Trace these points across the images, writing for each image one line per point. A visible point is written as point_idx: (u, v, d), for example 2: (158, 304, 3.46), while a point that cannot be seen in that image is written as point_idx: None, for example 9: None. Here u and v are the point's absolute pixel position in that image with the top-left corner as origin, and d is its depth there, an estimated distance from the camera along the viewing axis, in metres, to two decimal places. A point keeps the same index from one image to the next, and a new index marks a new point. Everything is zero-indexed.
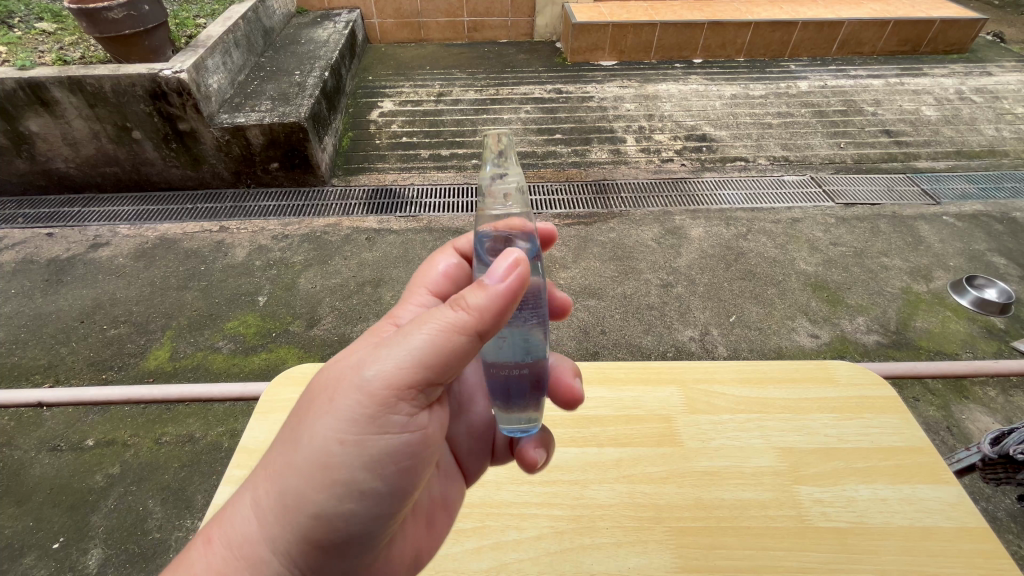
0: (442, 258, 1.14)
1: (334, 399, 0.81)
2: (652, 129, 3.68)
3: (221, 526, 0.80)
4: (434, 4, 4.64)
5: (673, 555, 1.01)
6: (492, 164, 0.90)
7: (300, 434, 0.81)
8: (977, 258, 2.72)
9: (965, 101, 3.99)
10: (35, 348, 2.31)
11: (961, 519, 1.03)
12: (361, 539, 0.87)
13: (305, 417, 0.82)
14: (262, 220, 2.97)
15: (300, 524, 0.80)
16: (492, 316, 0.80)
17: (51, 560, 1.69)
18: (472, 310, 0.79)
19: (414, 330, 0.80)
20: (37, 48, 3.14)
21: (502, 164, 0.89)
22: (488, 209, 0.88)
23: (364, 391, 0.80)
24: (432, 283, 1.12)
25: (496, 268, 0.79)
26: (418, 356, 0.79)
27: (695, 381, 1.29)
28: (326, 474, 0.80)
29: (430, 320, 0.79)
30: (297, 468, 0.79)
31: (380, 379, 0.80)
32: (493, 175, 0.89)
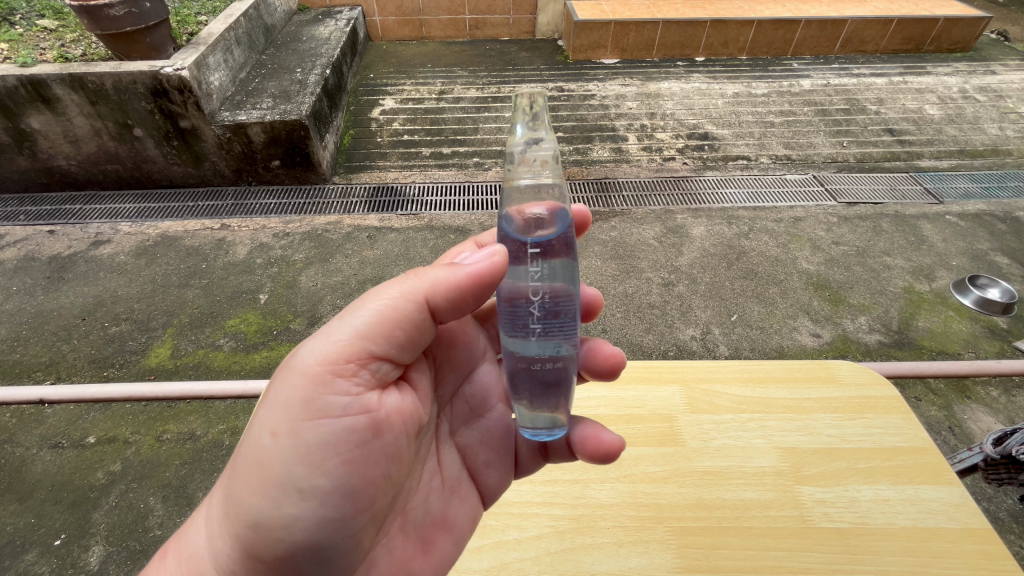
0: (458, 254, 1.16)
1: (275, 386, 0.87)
2: (654, 128, 3.67)
3: (186, 534, 0.87)
4: (435, 2, 4.63)
5: (674, 555, 1.01)
6: (525, 128, 0.91)
7: (247, 434, 0.85)
8: (981, 258, 2.70)
9: (969, 100, 3.97)
10: (36, 345, 2.32)
11: (964, 519, 1.03)
12: (314, 546, 0.84)
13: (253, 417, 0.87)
14: (263, 217, 2.97)
15: (241, 531, 0.81)
16: (432, 283, 0.92)
17: (52, 557, 1.70)
18: (405, 286, 0.90)
19: (357, 307, 0.89)
20: (39, 45, 3.15)
21: (534, 128, 0.91)
22: (519, 176, 0.91)
23: (298, 370, 0.84)
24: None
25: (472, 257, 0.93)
26: (350, 334, 0.86)
27: (697, 380, 1.29)
28: (262, 470, 0.81)
29: (372, 294, 0.90)
30: (239, 469, 0.82)
31: (313, 362, 0.84)
32: (527, 141, 0.91)
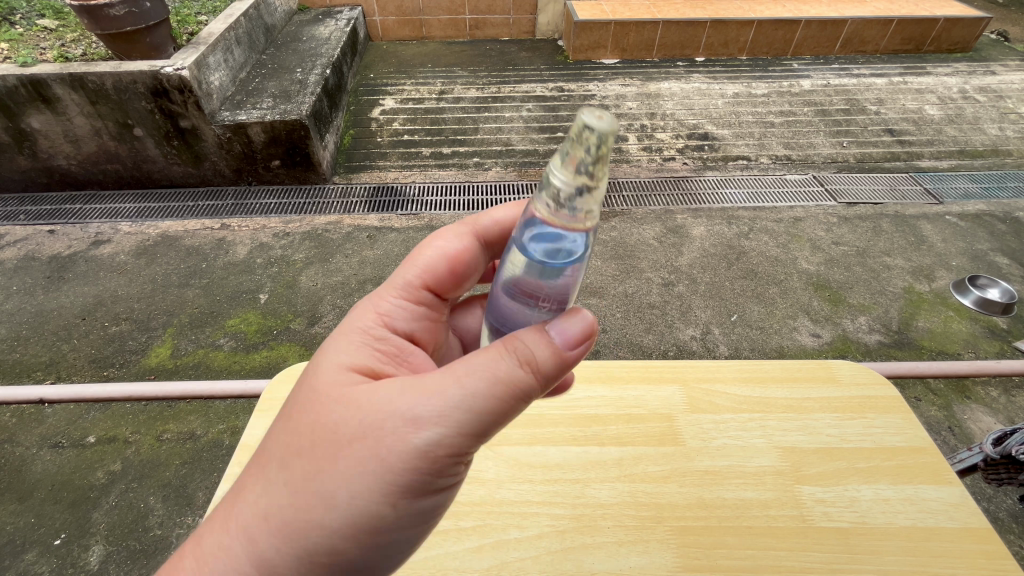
0: (452, 239, 1.02)
1: (375, 458, 0.73)
2: (654, 128, 3.67)
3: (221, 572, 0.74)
4: (436, 2, 4.63)
5: (674, 555, 1.01)
6: (572, 169, 0.70)
7: (319, 489, 0.74)
8: (980, 258, 2.71)
9: (969, 100, 3.97)
10: (37, 345, 2.32)
11: (964, 519, 1.03)
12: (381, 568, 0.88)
13: (325, 469, 0.74)
14: (264, 217, 2.97)
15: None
16: (552, 377, 0.78)
17: (52, 557, 1.70)
18: (534, 377, 0.75)
19: (477, 386, 0.73)
20: (39, 45, 3.15)
21: (584, 175, 0.70)
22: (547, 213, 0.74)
23: (414, 454, 0.73)
24: (433, 278, 1.00)
25: (571, 331, 0.78)
26: (466, 417, 0.74)
27: (697, 380, 1.29)
28: (350, 531, 0.76)
29: (495, 376, 0.74)
30: (314, 526, 0.74)
31: (426, 445, 0.73)
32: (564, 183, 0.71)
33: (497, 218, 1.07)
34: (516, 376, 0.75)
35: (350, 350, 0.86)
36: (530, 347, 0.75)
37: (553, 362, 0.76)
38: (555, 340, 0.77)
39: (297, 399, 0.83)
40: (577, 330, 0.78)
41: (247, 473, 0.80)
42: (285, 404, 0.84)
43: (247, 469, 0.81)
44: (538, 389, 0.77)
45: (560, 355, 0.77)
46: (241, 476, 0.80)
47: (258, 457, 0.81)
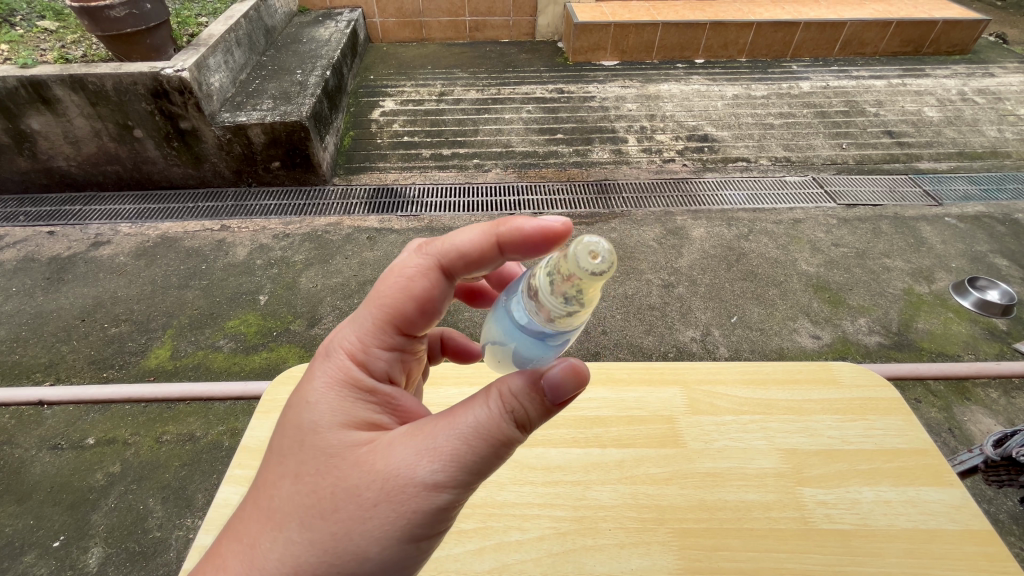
0: (415, 277, 0.89)
1: (397, 518, 0.75)
2: (653, 130, 3.68)
3: None
4: (435, 4, 4.64)
5: (675, 557, 1.01)
6: (566, 296, 0.73)
7: (344, 544, 0.75)
8: (980, 259, 2.71)
9: (968, 102, 3.98)
10: (36, 346, 2.31)
11: (965, 521, 1.03)
12: None
13: (348, 527, 0.75)
14: (263, 218, 2.97)
15: None
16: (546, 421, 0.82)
17: (51, 559, 1.69)
18: (537, 427, 0.79)
19: (484, 449, 0.76)
20: (39, 46, 3.15)
21: (576, 300, 0.73)
22: (538, 319, 0.76)
23: (433, 511, 0.77)
24: (404, 322, 0.90)
25: (560, 385, 0.77)
26: (480, 470, 0.77)
27: (698, 382, 1.28)
28: None
29: (499, 438, 0.76)
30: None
31: (445, 499, 0.76)
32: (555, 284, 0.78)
33: (460, 245, 0.90)
34: (522, 429, 0.78)
35: (346, 405, 0.84)
36: (530, 404, 0.77)
37: (554, 413, 0.79)
38: (553, 395, 0.77)
39: (300, 459, 0.81)
40: (569, 388, 0.77)
41: (256, 537, 0.78)
42: (284, 463, 0.82)
43: (255, 531, 0.78)
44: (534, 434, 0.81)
45: (552, 409, 0.79)
46: (248, 539, 0.78)
47: (265, 518, 0.79)
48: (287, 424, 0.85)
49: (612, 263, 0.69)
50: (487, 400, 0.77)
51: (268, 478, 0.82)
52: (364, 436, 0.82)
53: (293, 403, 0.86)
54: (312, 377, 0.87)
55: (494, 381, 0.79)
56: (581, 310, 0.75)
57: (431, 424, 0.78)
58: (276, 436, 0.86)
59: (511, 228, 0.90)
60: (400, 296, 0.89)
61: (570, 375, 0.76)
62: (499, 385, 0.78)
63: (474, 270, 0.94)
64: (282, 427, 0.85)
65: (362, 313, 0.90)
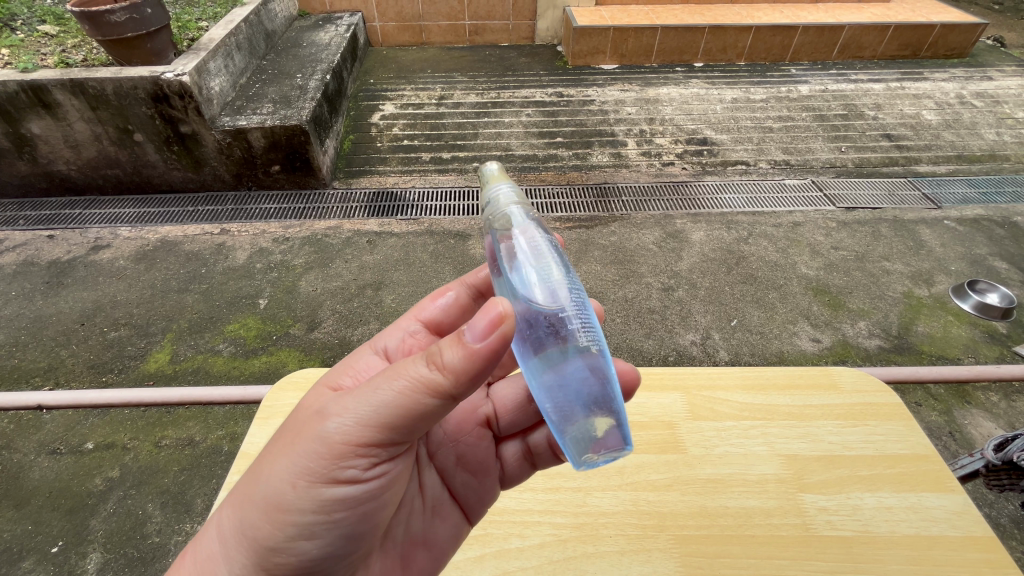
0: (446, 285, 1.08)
1: (296, 438, 0.77)
2: (653, 133, 3.69)
3: None
4: (435, 7, 4.64)
5: (677, 563, 1.00)
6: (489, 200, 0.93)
7: (260, 468, 0.79)
8: (979, 262, 2.71)
9: (966, 105, 3.99)
10: (35, 350, 2.31)
11: (967, 527, 1.02)
12: (321, 566, 0.85)
13: (269, 452, 0.79)
14: (263, 222, 2.97)
15: (252, 556, 0.78)
16: (469, 377, 0.74)
17: (50, 564, 1.69)
18: (451, 374, 0.73)
19: (386, 383, 0.74)
20: (40, 51, 3.16)
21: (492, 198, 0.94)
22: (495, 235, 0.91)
23: (325, 440, 0.75)
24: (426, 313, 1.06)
25: (475, 323, 0.72)
26: (381, 407, 0.74)
27: (698, 388, 1.28)
28: (273, 508, 0.77)
29: (402, 375, 0.74)
30: (250, 504, 0.77)
31: (341, 431, 0.75)
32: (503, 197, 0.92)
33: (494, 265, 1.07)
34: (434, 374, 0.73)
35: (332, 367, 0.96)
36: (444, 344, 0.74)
37: (466, 356, 0.72)
38: (468, 338, 0.72)
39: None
40: (483, 326, 0.72)
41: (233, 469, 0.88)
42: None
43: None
44: (451, 389, 0.74)
45: (468, 352, 0.72)
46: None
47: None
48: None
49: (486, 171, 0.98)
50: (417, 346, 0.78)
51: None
52: (324, 387, 0.89)
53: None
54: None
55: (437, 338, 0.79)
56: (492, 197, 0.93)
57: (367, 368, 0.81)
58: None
59: None
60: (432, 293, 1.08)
61: (484, 315, 0.72)
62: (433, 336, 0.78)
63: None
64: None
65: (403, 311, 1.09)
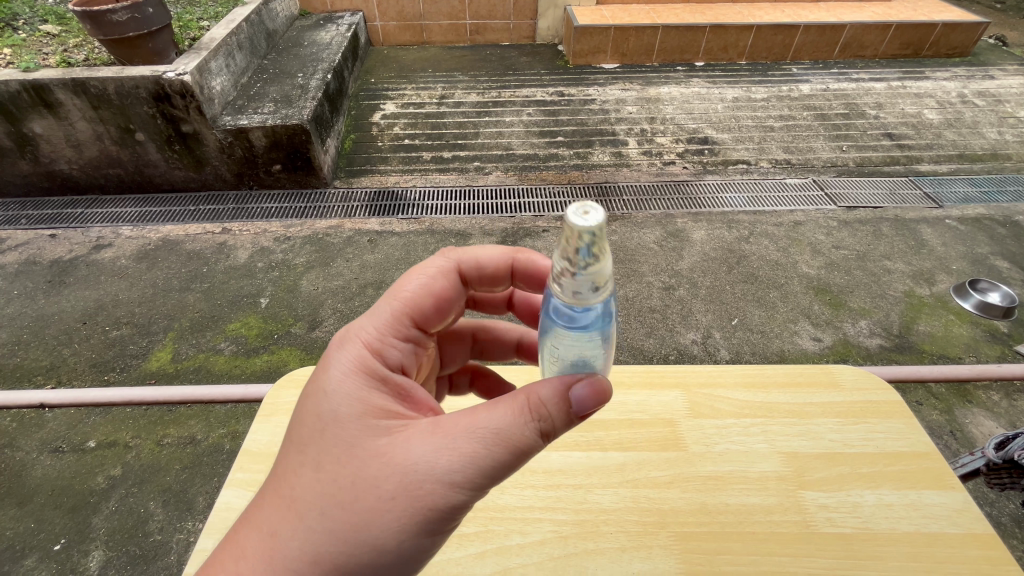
0: (438, 276, 0.98)
1: (412, 512, 0.75)
2: (654, 132, 3.69)
3: None
4: (436, 6, 4.64)
5: (677, 560, 1.01)
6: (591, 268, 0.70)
7: (362, 536, 0.75)
8: (980, 261, 2.71)
9: (967, 104, 3.99)
10: (37, 349, 2.32)
11: (967, 525, 1.02)
12: None
13: (367, 520, 0.75)
14: (265, 221, 2.97)
15: None
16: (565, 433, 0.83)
17: (52, 562, 1.69)
18: (561, 437, 0.80)
19: (504, 451, 0.76)
20: (42, 50, 3.17)
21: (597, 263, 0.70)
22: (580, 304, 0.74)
23: (444, 509, 0.76)
24: (421, 316, 0.97)
25: (584, 395, 0.79)
26: (497, 473, 0.77)
27: (698, 386, 1.28)
28: (386, 567, 0.78)
29: (520, 444, 0.77)
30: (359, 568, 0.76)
31: (461, 500, 0.76)
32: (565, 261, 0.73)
33: (483, 254, 1.04)
34: (544, 436, 0.79)
35: (364, 393, 0.84)
36: (558, 413, 0.78)
37: (575, 423, 0.81)
38: (577, 407, 0.79)
39: (320, 448, 0.80)
40: (592, 402, 0.80)
41: (276, 526, 0.77)
42: (304, 452, 0.81)
43: (273, 520, 0.78)
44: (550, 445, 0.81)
45: (575, 419, 0.80)
46: (268, 527, 0.77)
47: (284, 509, 0.78)
48: (305, 413, 0.84)
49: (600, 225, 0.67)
50: (515, 403, 0.77)
51: (287, 466, 0.82)
52: (386, 428, 0.81)
53: (309, 390, 0.86)
54: (328, 366, 0.87)
55: (524, 388, 0.79)
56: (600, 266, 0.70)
57: (453, 420, 0.78)
58: (295, 422, 0.85)
59: (530, 259, 1.04)
60: (422, 291, 0.96)
61: (595, 391, 0.79)
62: (530, 391, 0.78)
63: (489, 286, 1.07)
64: (300, 416, 0.85)
65: (380, 304, 0.95)
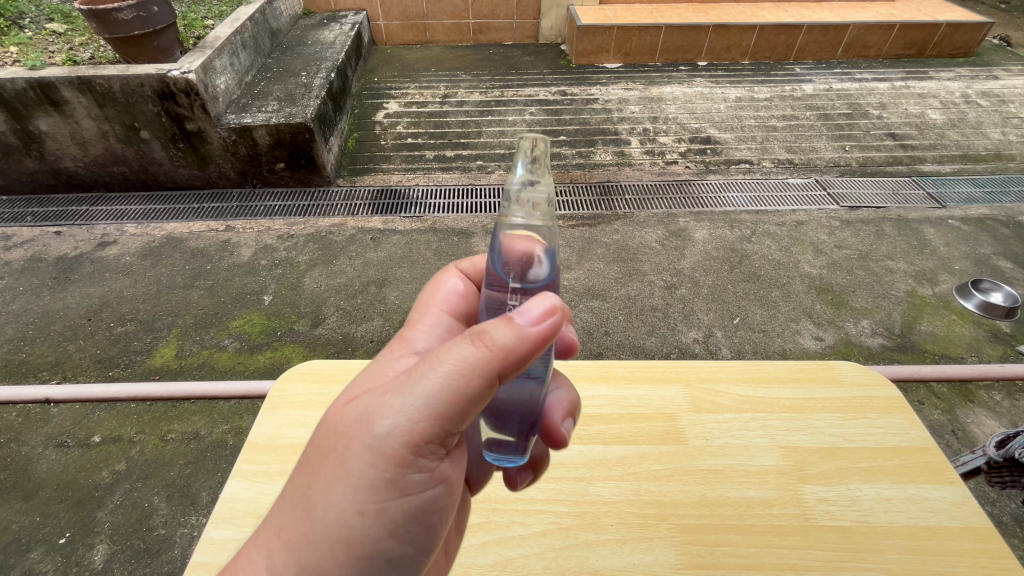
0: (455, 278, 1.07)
1: (349, 456, 0.72)
2: (656, 131, 3.69)
3: None
4: (440, 6, 4.66)
5: (678, 551, 1.01)
6: (523, 168, 0.82)
7: (313, 499, 0.73)
8: (983, 262, 2.71)
9: (971, 104, 3.98)
10: (43, 345, 2.33)
11: (965, 518, 1.03)
12: None
13: (318, 481, 0.73)
14: (268, 219, 2.99)
15: None
16: (519, 359, 0.73)
17: (57, 555, 1.71)
18: (501, 349, 0.71)
19: (433, 374, 0.71)
20: (48, 48, 3.19)
21: (533, 171, 0.82)
22: (511, 215, 0.80)
23: (381, 451, 0.72)
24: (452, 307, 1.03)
25: (530, 308, 0.74)
26: (437, 405, 0.71)
27: (699, 380, 1.29)
28: (340, 540, 0.73)
29: (449, 361, 0.71)
30: (311, 539, 0.72)
31: (398, 438, 0.71)
32: (522, 181, 0.81)
33: None
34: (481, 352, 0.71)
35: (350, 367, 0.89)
36: (494, 324, 0.72)
37: (523, 334, 0.72)
38: (521, 317, 0.73)
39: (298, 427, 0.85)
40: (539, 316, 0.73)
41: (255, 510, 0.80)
42: None
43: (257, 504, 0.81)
44: (501, 369, 0.72)
45: (525, 332, 0.72)
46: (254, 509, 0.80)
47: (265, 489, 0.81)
48: None
49: (534, 140, 0.82)
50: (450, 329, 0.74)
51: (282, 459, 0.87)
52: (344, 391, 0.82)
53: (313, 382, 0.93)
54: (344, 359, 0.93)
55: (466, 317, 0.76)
56: (530, 178, 0.81)
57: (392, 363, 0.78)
58: None
59: None
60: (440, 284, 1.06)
61: (540, 301, 0.74)
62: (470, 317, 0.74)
63: None
64: None
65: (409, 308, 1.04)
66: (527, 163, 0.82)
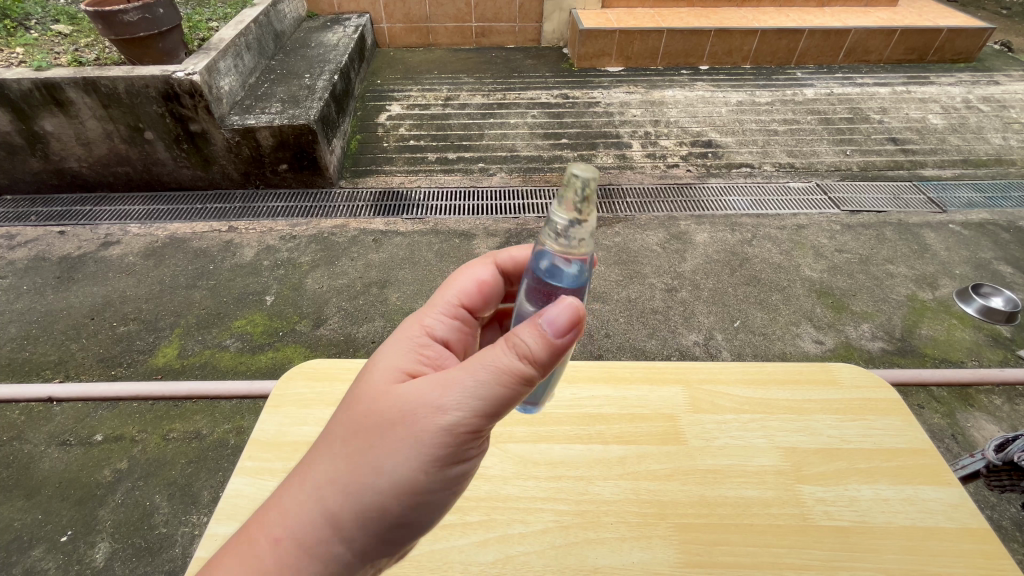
0: (479, 266, 1.02)
1: (405, 437, 0.76)
2: (658, 135, 3.71)
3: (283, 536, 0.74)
4: (443, 10, 4.69)
5: (677, 550, 1.02)
6: (572, 208, 0.75)
7: (368, 473, 0.75)
8: (984, 266, 2.72)
9: (972, 109, 3.99)
10: (46, 343, 2.35)
11: (963, 519, 1.04)
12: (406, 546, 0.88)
13: (374, 453, 0.76)
14: (271, 220, 3.01)
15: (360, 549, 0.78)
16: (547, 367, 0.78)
17: (59, 552, 1.72)
18: (537, 361, 0.76)
19: (484, 372, 0.77)
20: (54, 49, 3.21)
21: (580, 211, 0.76)
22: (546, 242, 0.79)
23: (436, 435, 0.76)
24: (467, 296, 0.99)
25: (555, 315, 0.76)
26: (490, 401, 0.77)
27: (699, 381, 1.30)
28: (388, 508, 0.77)
29: (496, 365, 0.76)
30: (361, 505, 0.75)
31: (453, 423, 0.76)
32: (568, 221, 0.76)
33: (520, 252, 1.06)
34: (524, 363, 0.76)
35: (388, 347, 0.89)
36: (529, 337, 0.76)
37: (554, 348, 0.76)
38: (548, 328, 0.76)
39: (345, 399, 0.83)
40: (564, 322, 0.76)
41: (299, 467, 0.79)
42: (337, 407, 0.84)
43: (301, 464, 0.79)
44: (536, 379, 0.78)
45: (555, 344, 0.76)
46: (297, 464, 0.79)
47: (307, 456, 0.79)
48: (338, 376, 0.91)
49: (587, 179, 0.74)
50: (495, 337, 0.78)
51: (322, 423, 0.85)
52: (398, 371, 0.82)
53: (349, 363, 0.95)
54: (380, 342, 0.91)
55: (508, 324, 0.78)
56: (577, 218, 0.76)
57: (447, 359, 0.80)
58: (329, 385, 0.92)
59: None
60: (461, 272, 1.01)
61: (563, 310, 0.76)
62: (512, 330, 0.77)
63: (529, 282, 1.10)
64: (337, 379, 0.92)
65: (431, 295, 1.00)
66: (575, 202, 0.75)
